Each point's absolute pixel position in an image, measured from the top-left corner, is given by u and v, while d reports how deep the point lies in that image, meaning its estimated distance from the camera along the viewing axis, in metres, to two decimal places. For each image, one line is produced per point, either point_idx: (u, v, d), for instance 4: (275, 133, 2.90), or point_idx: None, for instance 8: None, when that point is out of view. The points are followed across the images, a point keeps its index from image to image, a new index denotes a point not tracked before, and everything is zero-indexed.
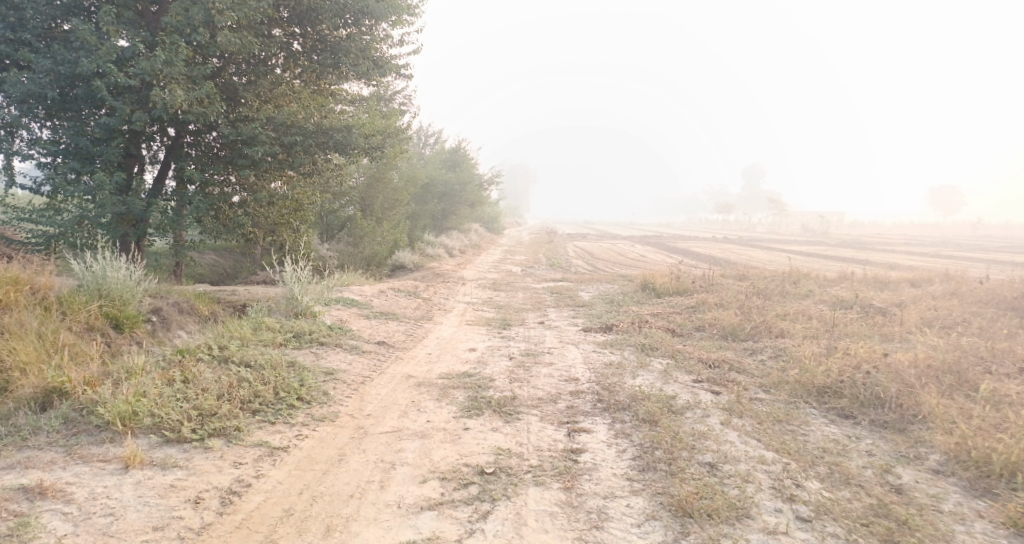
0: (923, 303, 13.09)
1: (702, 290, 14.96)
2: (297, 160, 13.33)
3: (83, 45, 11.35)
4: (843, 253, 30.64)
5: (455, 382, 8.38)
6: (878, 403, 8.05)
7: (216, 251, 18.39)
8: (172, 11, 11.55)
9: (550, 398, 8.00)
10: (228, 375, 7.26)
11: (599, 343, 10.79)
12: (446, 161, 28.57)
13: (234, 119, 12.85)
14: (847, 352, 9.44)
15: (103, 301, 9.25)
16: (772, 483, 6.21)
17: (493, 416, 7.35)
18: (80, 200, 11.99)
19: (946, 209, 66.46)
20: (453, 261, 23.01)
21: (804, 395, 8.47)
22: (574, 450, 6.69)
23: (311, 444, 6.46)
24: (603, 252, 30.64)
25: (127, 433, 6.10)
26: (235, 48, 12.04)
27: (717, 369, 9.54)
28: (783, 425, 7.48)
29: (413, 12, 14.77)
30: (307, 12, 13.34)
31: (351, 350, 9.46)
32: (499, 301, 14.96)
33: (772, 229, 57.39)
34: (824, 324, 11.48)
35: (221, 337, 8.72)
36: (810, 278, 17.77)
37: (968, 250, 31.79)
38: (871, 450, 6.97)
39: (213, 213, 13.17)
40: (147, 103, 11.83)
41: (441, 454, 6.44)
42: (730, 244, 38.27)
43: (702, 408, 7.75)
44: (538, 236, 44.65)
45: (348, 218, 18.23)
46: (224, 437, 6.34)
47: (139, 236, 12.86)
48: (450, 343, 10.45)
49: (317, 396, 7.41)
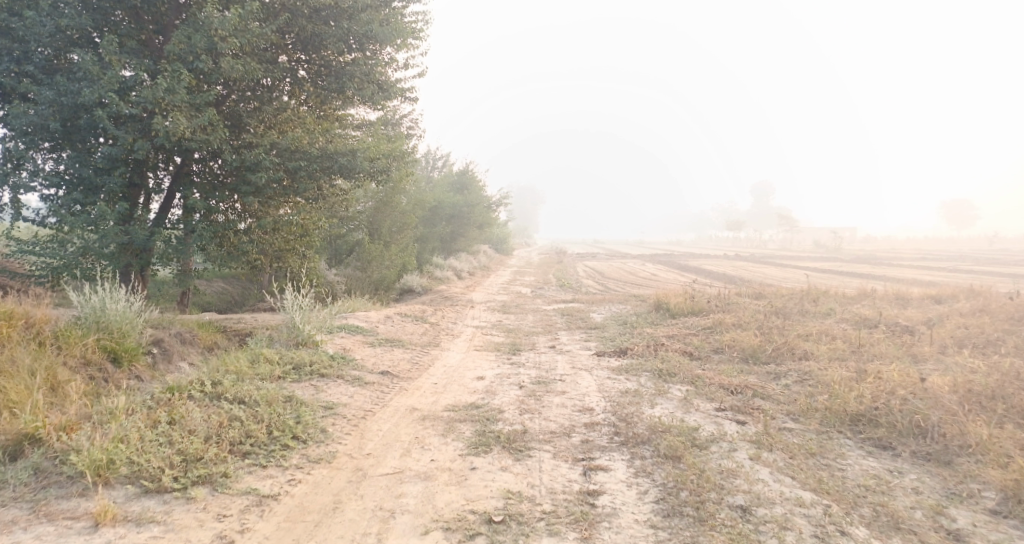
0: (952, 321, 12.46)
1: (718, 311, 14.39)
2: (301, 186, 12.95)
3: (86, 75, 11.04)
4: (857, 269, 29.95)
5: (462, 415, 7.85)
6: (917, 433, 7.48)
7: (222, 278, 18.06)
8: (174, 38, 11.27)
9: (564, 431, 7.46)
10: (219, 414, 6.79)
11: (614, 369, 10.23)
12: (454, 184, 28.24)
13: (237, 146, 12.51)
14: (879, 376, 8.85)
15: (101, 334, 8.81)
16: (813, 531, 5.66)
17: (502, 453, 6.82)
18: (81, 231, 11.63)
19: (959, 222, 65.46)
20: (462, 283, 22.58)
21: (836, 424, 7.90)
22: (590, 492, 6.14)
23: (304, 490, 5.95)
24: (615, 271, 30.10)
25: (101, 485, 5.62)
26: (239, 74, 11.72)
27: (740, 396, 8.97)
28: (817, 458, 6.94)
29: (418, 36, 14.47)
30: (311, 37, 13.05)
31: (353, 382, 8.95)
32: (509, 324, 14.44)
33: (783, 245, 56.70)
34: (849, 345, 10.89)
35: (216, 372, 8.23)
36: (829, 295, 17.16)
37: (984, 265, 30.94)
38: (917, 488, 6.40)
39: (218, 241, 12.75)
40: (150, 131, 11.48)
41: (446, 499, 5.93)
42: (742, 261, 37.48)
43: (729, 441, 7.20)
44: (547, 256, 44.09)
45: (357, 243, 17.80)
46: (209, 485, 5.85)
47: (142, 266, 12.48)
48: (458, 371, 9.94)
49: (315, 434, 6.92)
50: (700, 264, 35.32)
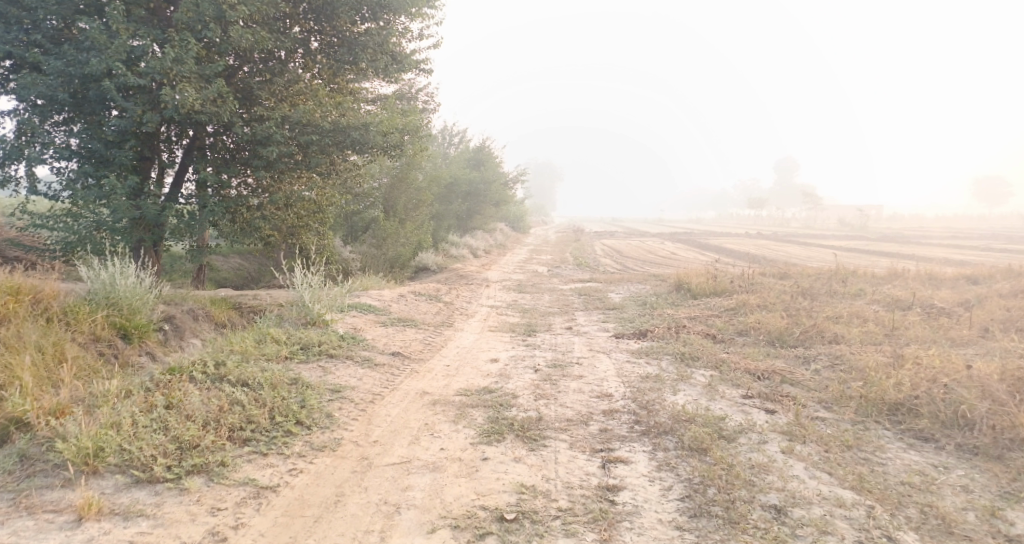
0: (990, 302, 11.85)
1: (742, 291, 13.87)
2: (313, 161, 12.54)
3: (93, 45, 10.58)
4: (884, 249, 29.08)
5: (475, 400, 7.48)
6: (962, 424, 7.04)
7: (238, 254, 17.82)
8: (182, 6, 10.77)
9: (581, 419, 7.06)
10: (219, 397, 6.48)
11: (634, 352, 9.80)
12: (471, 160, 27.72)
13: (248, 119, 12.11)
14: (918, 362, 8.34)
15: (110, 310, 8.52)
16: (856, 537, 5.31)
17: (516, 442, 6.44)
18: (94, 206, 11.23)
19: (989, 201, 63.61)
20: (479, 262, 22.18)
21: (872, 413, 7.47)
22: (610, 486, 5.77)
23: (305, 481, 5.64)
24: (635, 250, 29.55)
25: (87, 474, 5.34)
26: (248, 44, 11.25)
27: (767, 382, 8.52)
28: (854, 452, 6.56)
29: (434, 5, 13.91)
30: (324, 6, 12.55)
31: (362, 363, 8.61)
32: (525, 304, 14.02)
33: (806, 224, 55.65)
34: (882, 329, 10.37)
35: (221, 352, 7.90)
36: (857, 275, 16.53)
37: (1015, 244, 30.10)
38: (966, 487, 6.08)
39: (230, 216, 12.36)
40: (159, 103, 11.06)
41: (455, 493, 5.59)
42: (764, 240, 36.73)
43: (758, 433, 6.78)
44: (565, 234, 43.52)
45: (373, 220, 17.42)
46: (204, 475, 5.56)
47: (155, 241, 12.15)
48: (472, 352, 9.58)
49: (320, 420, 6.58)
50: (720, 242, 34.61)
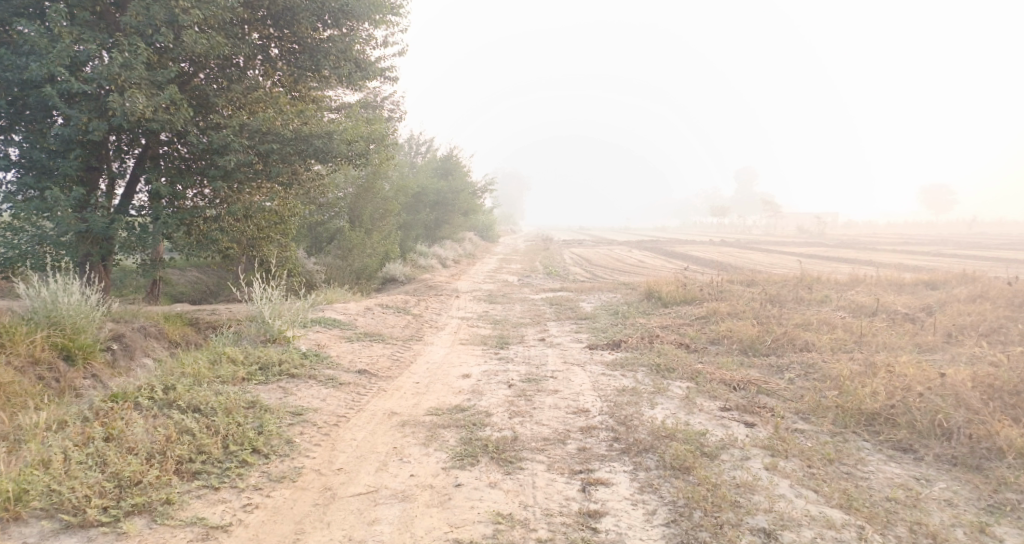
0: (954, 307, 11.85)
1: (712, 299, 13.71)
2: (273, 170, 12.04)
3: (34, 49, 9.94)
4: (843, 255, 29.42)
5: (446, 420, 7.10)
6: (940, 434, 6.87)
7: (197, 267, 17.14)
8: (131, 9, 10.20)
9: (558, 437, 6.73)
10: (167, 425, 6.04)
11: (609, 364, 9.50)
12: (438, 169, 27.30)
13: (204, 127, 11.59)
14: (893, 369, 8.18)
15: (51, 330, 7.95)
16: None
17: (490, 465, 6.09)
18: (36, 219, 10.58)
19: (939, 207, 65.26)
20: (447, 272, 21.80)
21: (850, 424, 7.27)
22: (590, 512, 5.49)
23: (262, 519, 5.28)
24: (602, 258, 29.43)
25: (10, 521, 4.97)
26: (203, 49, 10.74)
27: (744, 392, 8.29)
28: (837, 466, 6.35)
29: (398, 12, 13.54)
30: (284, 12, 12.10)
31: (327, 383, 8.15)
32: (495, 315, 13.66)
33: (766, 231, 56.41)
34: (853, 335, 10.26)
35: (171, 374, 7.39)
36: (822, 281, 16.54)
37: (966, 249, 30.75)
38: (951, 500, 5.90)
39: (185, 228, 11.73)
40: (107, 110, 10.47)
41: (426, 526, 5.26)
42: (727, 247, 37.02)
43: (741, 448, 6.52)
44: (532, 243, 43.16)
45: (338, 231, 16.92)
46: (146, 515, 5.20)
47: (104, 255, 11.51)
48: (442, 367, 9.19)
49: (279, 447, 6.17)
50: (686, 250, 34.67)
